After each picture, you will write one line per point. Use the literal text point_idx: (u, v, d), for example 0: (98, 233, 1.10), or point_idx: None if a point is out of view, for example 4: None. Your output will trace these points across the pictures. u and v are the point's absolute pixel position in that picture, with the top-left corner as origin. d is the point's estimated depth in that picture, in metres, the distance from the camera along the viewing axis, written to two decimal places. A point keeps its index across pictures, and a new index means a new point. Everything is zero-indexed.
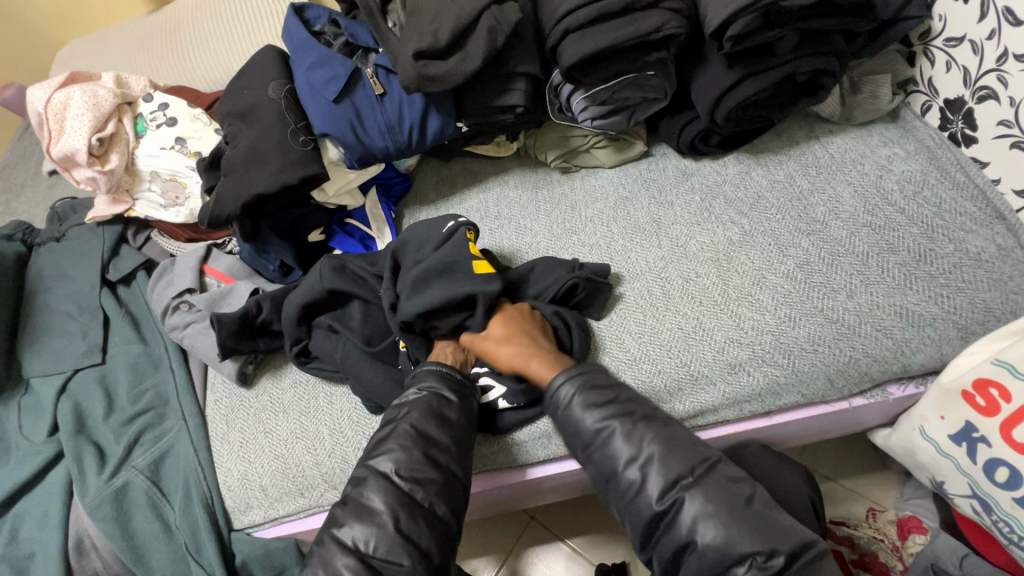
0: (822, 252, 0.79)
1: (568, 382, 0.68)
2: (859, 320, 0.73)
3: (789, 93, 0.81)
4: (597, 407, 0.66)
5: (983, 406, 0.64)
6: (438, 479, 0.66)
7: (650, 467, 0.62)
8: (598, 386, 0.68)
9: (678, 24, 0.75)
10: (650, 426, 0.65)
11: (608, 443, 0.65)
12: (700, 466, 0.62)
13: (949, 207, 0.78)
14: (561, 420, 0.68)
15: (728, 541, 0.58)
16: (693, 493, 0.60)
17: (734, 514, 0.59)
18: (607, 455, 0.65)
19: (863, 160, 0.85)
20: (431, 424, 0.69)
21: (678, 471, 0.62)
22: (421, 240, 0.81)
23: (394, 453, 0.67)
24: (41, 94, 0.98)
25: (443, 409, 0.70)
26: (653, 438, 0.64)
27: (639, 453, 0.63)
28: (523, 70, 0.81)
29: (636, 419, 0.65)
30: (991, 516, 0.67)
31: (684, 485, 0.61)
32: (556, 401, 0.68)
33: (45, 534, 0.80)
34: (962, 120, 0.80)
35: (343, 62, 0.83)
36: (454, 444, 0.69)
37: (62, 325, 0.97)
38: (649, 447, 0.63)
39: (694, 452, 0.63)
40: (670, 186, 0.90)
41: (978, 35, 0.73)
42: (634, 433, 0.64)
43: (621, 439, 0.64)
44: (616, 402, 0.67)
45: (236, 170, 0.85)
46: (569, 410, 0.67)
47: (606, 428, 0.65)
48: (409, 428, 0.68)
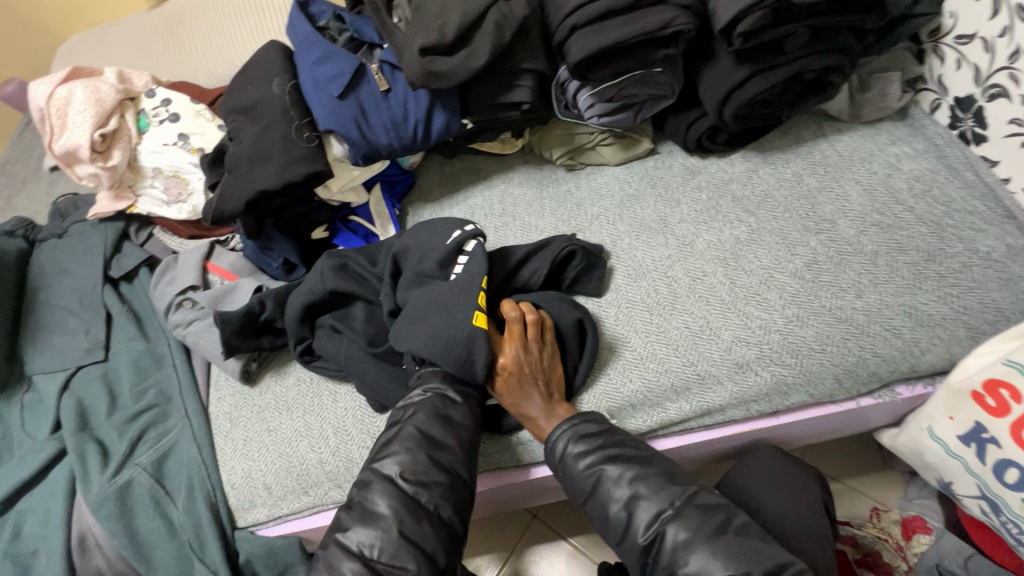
0: (830, 250, 0.78)
1: (564, 432, 0.68)
2: (868, 320, 0.72)
3: (798, 90, 0.81)
4: (584, 452, 0.67)
5: (993, 406, 0.64)
6: (444, 482, 0.66)
7: (636, 505, 0.63)
8: (588, 432, 0.68)
9: (687, 20, 0.74)
10: (634, 466, 0.65)
11: (596, 487, 0.65)
12: (677, 497, 0.62)
13: (959, 206, 0.78)
14: (558, 470, 0.69)
15: (703, 570, 0.57)
16: (672, 525, 0.61)
17: (709, 541, 0.59)
18: (599, 500, 0.65)
19: (871, 159, 0.85)
20: (436, 426, 0.68)
21: (660, 505, 0.62)
22: (424, 248, 0.79)
23: (399, 455, 0.67)
24: (43, 90, 0.98)
25: (448, 412, 0.70)
26: (636, 477, 0.64)
27: (625, 493, 0.64)
28: (529, 67, 0.80)
29: (620, 461, 0.66)
30: (1000, 517, 0.67)
31: (665, 518, 0.61)
32: (552, 450, 0.69)
33: (48, 530, 0.79)
34: (972, 118, 0.79)
35: (348, 58, 0.83)
36: (459, 447, 0.68)
37: (64, 322, 0.96)
38: (633, 486, 0.64)
39: (675, 484, 0.64)
40: (676, 184, 0.90)
41: (989, 33, 0.72)
42: (620, 476, 0.65)
43: (609, 484, 0.65)
44: (602, 446, 0.67)
45: (240, 167, 0.84)
46: (563, 460, 0.68)
47: (595, 474, 0.66)
48: (414, 431, 0.68)
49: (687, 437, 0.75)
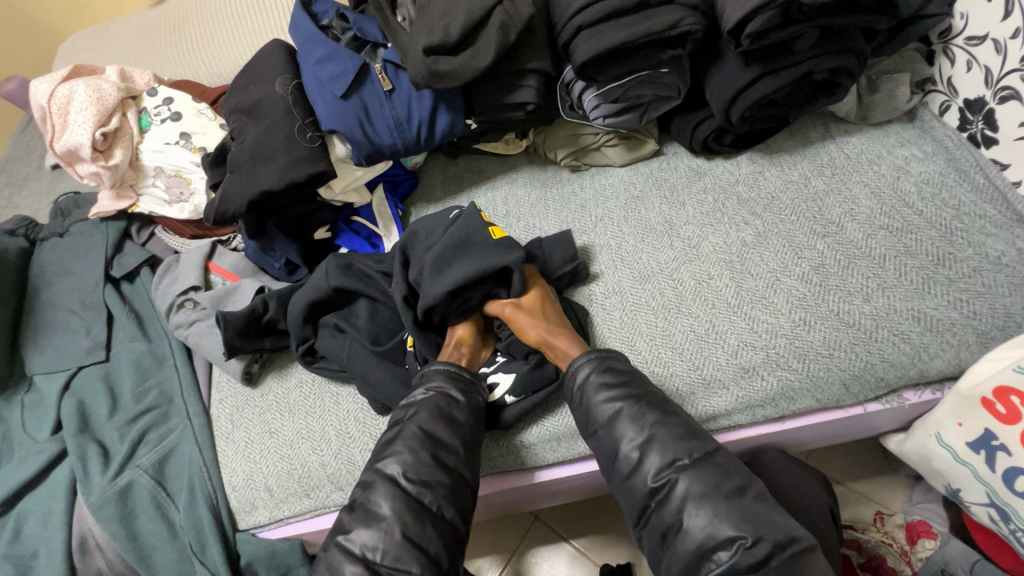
0: (838, 254, 0.77)
1: (590, 362, 0.70)
2: (876, 325, 0.72)
3: (806, 91, 0.80)
4: (608, 387, 0.67)
5: (1003, 413, 0.63)
6: (446, 483, 0.65)
7: (649, 447, 0.63)
8: (615, 368, 0.69)
9: (695, 21, 0.73)
10: (654, 410, 0.65)
11: (613, 422, 0.66)
12: (696, 451, 0.62)
13: (968, 210, 0.77)
14: (575, 401, 0.70)
15: (710, 527, 0.57)
16: (685, 476, 0.60)
17: (723, 499, 0.58)
18: (611, 436, 0.65)
19: (879, 162, 0.84)
20: (439, 425, 0.68)
21: (676, 453, 0.62)
22: (430, 230, 0.82)
23: (403, 455, 0.66)
24: (44, 88, 0.97)
25: (451, 411, 0.69)
26: (655, 421, 0.64)
27: (640, 435, 0.64)
28: (534, 66, 0.80)
29: (642, 403, 0.66)
30: (1009, 525, 0.66)
31: (679, 466, 0.61)
32: (573, 380, 0.70)
33: (49, 532, 0.79)
34: (982, 121, 0.78)
35: (351, 57, 0.82)
36: (463, 448, 0.68)
37: (65, 321, 0.96)
38: (651, 429, 0.64)
39: (696, 438, 0.63)
40: (681, 185, 0.89)
41: (1001, 34, 0.71)
42: (638, 415, 0.65)
43: (626, 420, 0.65)
44: (628, 385, 0.68)
45: (242, 167, 0.83)
46: (584, 390, 0.69)
47: (613, 409, 0.66)
48: (417, 431, 0.67)
49: None
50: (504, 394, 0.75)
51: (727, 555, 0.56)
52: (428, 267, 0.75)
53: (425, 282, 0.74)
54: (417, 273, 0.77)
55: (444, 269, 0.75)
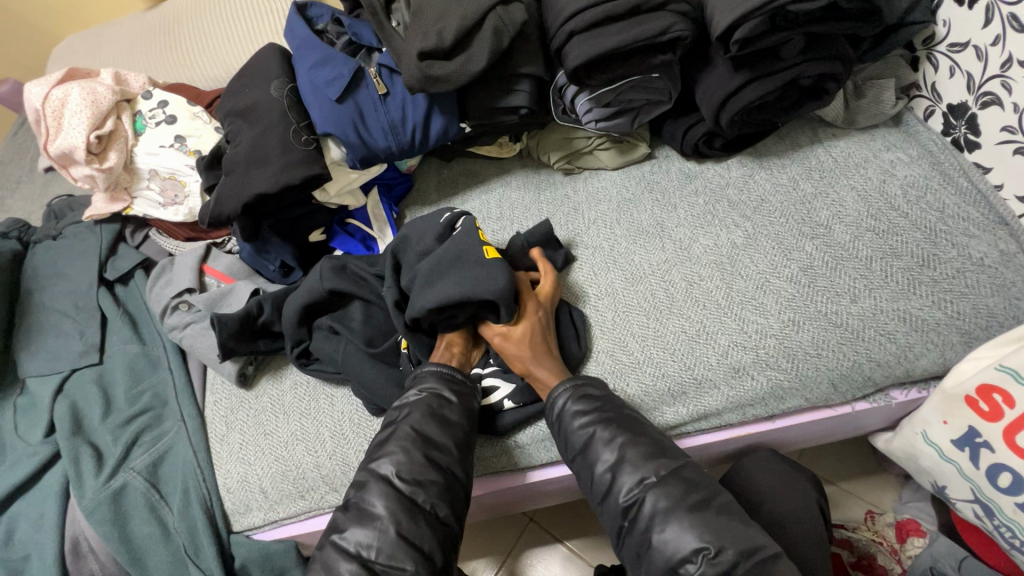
0: (826, 255, 0.79)
1: (566, 390, 0.70)
2: (863, 324, 0.73)
3: (794, 97, 0.81)
4: (583, 413, 0.68)
5: (986, 411, 0.64)
6: (439, 481, 0.66)
7: (621, 469, 0.64)
8: (590, 395, 0.70)
9: (684, 27, 0.74)
10: (626, 432, 0.66)
11: (587, 448, 0.67)
12: (664, 467, 0.63)
13: (952, 212, 0.78)
14: (554, 427, 0.71)
15: (676, 540, 0.58)
16: (653, 492, 0.61)
17: (688, 512, 0.59)
18: (587, 460, 0.67)
19: (866, 165, 0.85)
20: (432, 424, 0.68)
21: (644, 471, 0.63)
22: (422, 233, 0.82)
23: (395, 455, 0.66)
24: (39, 90, 0.97)
25: (443, 411, 0.70)
26: (626, 442, 0.65)
27: (612, 457, 0.65)
28: (527, 71, 0.81)
29: (614, 426, 0.67)
30: (993, 520, 0.68)
31: (647, 484, 0.62)
32: (552, 408, 0.71)
33: (41, 535, 0.79)
34: (965, 125, 0.80)
35: (346, 61, 0.83)
36: (457, 446, 0.69)
37: (59, 324, 0.96)
38: (622, 451, 0.65)
39: (663, 455, 0.64)
40: (673, 188, 0.90)
41: (982, 41, 0.73)
42: (611, 439, 0.66)
43: (599, 445, 0.66)
44: (601, 408, 0.68)
45: (237, 170, 0.84)
46: (561, 418, 0.70)
47: (587, 434, 0.67)
48: (410, 432, 0.68)
49: (685, 440, 0.76)
50: (501, 398, 0.76)
51: (695, 567, 0.57)
52: (419, 278, 0.75)
53: (421, 283, 0.75)
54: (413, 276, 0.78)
55: (435, 280, 0.74)
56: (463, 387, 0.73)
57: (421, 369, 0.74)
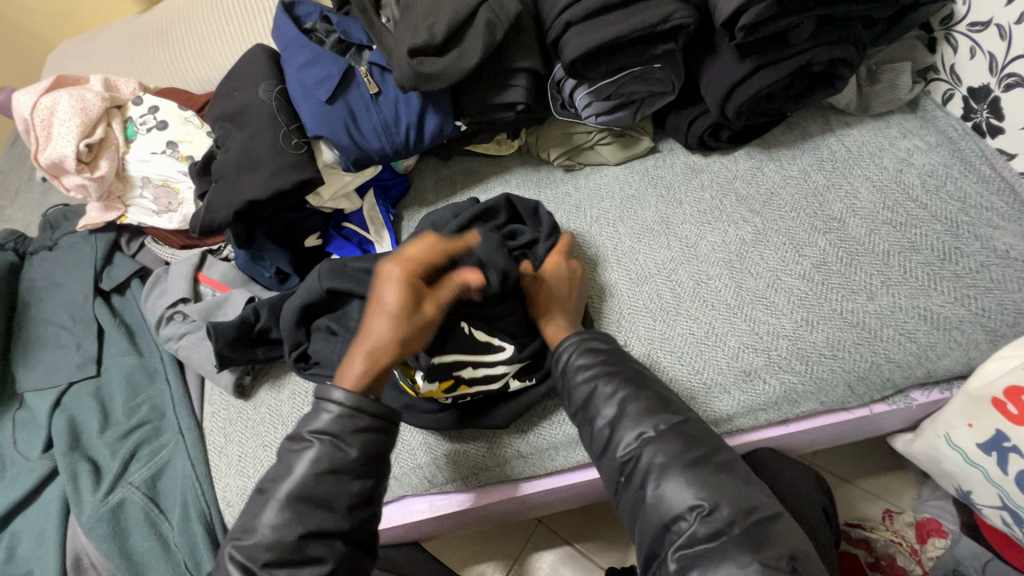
0: (840, 251, 0.75)
1: (572, 344, 0.67)
2: (881, 324, 0.70)
3: (803, 85, 0.78)
4: (586, 367, 0.65)
5: (1014, 414, 0.61)
6: (324, 560, 0.56)
7: (621, 423, 0.61)
8: (596, 348, 0.67)
9: (686, 14, 0.71)
10: (629, 385, 0.63)
11: (589, 403, 0.64)
12: (665, 423, 0.60)
13: (975, 202, 0.74)
14: (557, 382, 0.68)
15: (673, 498, 0.56)
16: (651, 448, 0.58)
17: (687, 468, 0.57)
18: (588, 415, 0.64)
19: (881, 154, 0.81)
20: (324, 484, 0.58)
21: (644, 426, 0.60)
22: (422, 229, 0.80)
23: (274, 521, 0.57)
24: (27, 99, 0.96)
25: (337, 468, 0.59)
26: (627, 396, 0.62)
27: (613, 412, 0.62)
28: (523, 65, 0.78)
29: (617, 382, 0.63)
30: (1022, 528, 0.64)
31: (645, 439, 0.59)
32: (555, 362, 0.68)
33: (42, 552, 0.78)
34: (987, 109, 0.76)
35: (335, 60, 0.80)
36: (361, 493, 0.59)
37: (56, 337, 0.94)
38: (623, 405, 0.62)
39: (666, 410, 0.61)
40: (678, 184, 0.87)
41: (1005, 20, 0.69)
42: (613, 393, 0.63)
43: (601, 399, 0.63)
44: (605, 361, 0.65)
45: (228, 176, 0.82)
46: (564, 372, 0.67)
47: (589, 388, 0.64)
48: (288, 501, 0.58)
49: None
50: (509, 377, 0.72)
51: (688, 524, 0.54)
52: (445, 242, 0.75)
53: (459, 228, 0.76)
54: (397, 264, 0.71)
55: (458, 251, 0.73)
56: (385, 424, 0.62)
57: (329, 384, 0.63)
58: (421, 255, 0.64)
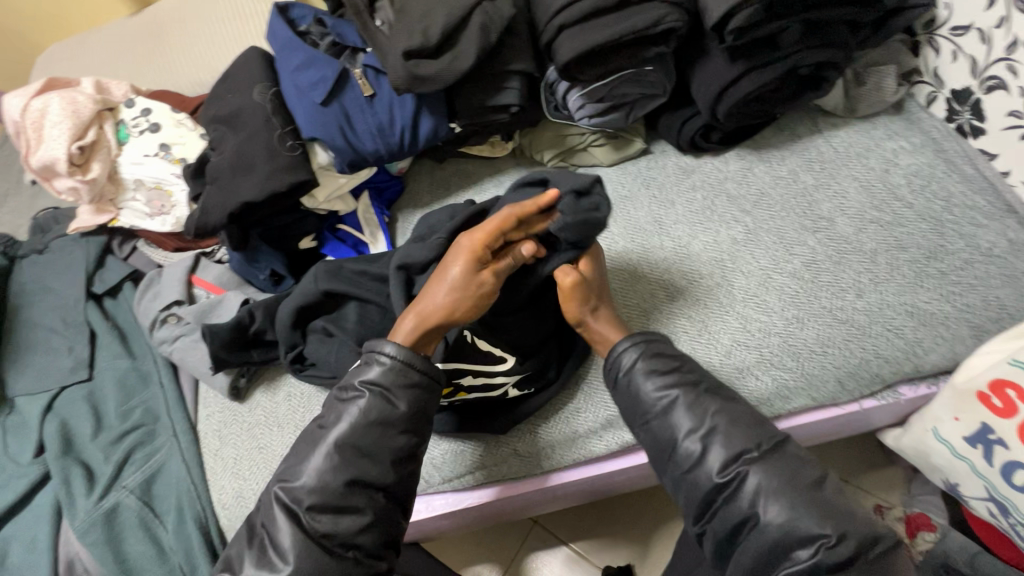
0: (829, 250, 0.76)
1: (633, 347, 0.65)
2: (869, 320, 0.71)
3: (792, 87, 0.79)
4: (659, 375, 0.63)
5: (999, 407, 0.62)
6: (364, 512, 0.58)
7: (712, 440, 0.59)
8: (662, 353, 0.65)
9: (678, 17, 0.72)
10: (715, 399, 0.61)
11: (670, 414, 0.61)
12: (765, 442, 0.58)
13: (959, 201, 0.76)
14: (619, 389, 0.65)
15: (790, 522, 0.53)
16: (755, 468, 0.56)
17: (798, 494, 0.55)
18: (666, 426, 0.61)
19: (868, 154, 0.83)
20: (370, 436, 0.59)
21: (742, 444, 0.58)
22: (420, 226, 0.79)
23: (321, 466, 0.58)
24: (18, 102, 0.95)
25: (385, 422, 0.59)
26: (717, 411, 0.60)
27: (700, 426, 0.59)
28: (517, 68, 0.79)
29: (703, 394, 0.61)
30: (1008, 519, 0.65)
31: (747, 459, 0.57)
32: (616, 366, 0.65)
33: (34, 558, 0.77)
34: (969, 111, 0.78)
35: (330, 62, 0.81)
36: (406, 448, 0.60)
37: (47, 341, 0.94)
38: (713, 421, 0.59)
39: (763, 429, 0.59)
40: (670, 184, 0.88)
41: (985, 24, 0.71)
42: (697, 405, 0.61)
43: (683, 411, 0.60)
44: (681, 371, 0.63)
45: (222, 178, 0.82)
46: (629, 379, 0.64)
47: (667, 399, 0.62)
48: (332, 452, 0.59)
49: None
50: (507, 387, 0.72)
51: (807, 552, 0.52)
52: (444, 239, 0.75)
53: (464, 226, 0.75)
54: (398, 265, 0.71)
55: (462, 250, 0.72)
56: (432, 382, 0.62)
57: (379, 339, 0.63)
58: (497, 226, 0.64)
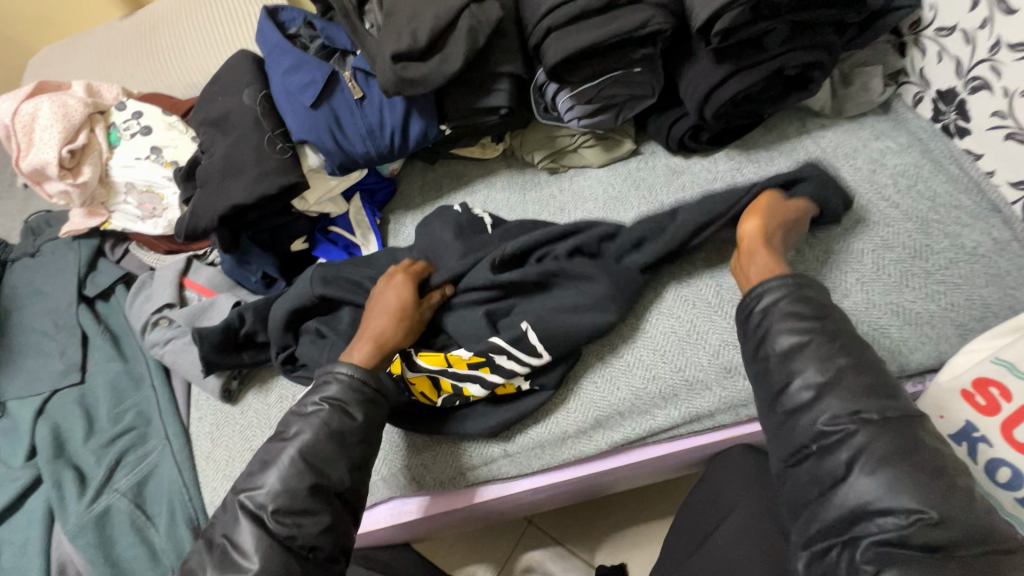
0: (816, 249, 0.77)
1: (778, 287, 0.63)
2: (855, 320, 0.72)
3: (779, 88, 0.79)
4: (794, 317, 0.61)
5: (983, 405, 0.62)
6: (322, 514, 0.60)
7: (827, 391, 0.57)
8: (809, 300, 0.62)
9: (663, 19, 0.72)
10: (846, 354, 0.59)
11: (789, 358, 0.60)
12: (891, 410, 0.55)
13: (944, 201, 0.77)
14: (747, 323, 0.65)
15: (882, 492, 0.52)
16: (867, 430, 0.54)
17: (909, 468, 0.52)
18: (787, 368, 0.60)
19: (855, 155, 0.83)
20: (330, 446, 0.62)
21: (861, 405, 0.56)
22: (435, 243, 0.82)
23: (283, 473, 0.61)
24: (8, 105, 0.95)
25: (343, 432, 0.63)
26: (846, 363, 0.58)
27: (820, 376, 0.58)
28: (505, 70, 0.79)
29: (832, 346, 0.59)
30: None
31: (861, 420, 0.55)
32: (751, 305, 0.65)
33: (25, 561, 0.77)
34: (955, 111, 0.78)
35: (319, 65, 0.81)
36: (360, 456, 0.64)
37: (38, 344, 0.94)
38: (839, 372, 0.57)
39: (886, 396, 0.56)
40: (660, 185, 0.88)
41: (969, 25, 0.72)
42: (827, 355, 0.59)
43: (807, 356, 0.59)
44: (822, 321, 0.61)
45: (212, 181, 0.82)
46: (764, 316, 0.63)
47: (795, 342, 0.60)
48: (296, 458, 0.62)
49: (674, 443, 0.75)
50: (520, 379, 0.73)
51: (895, 523, 0.51)
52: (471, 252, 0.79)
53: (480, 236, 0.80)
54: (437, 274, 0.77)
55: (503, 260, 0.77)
56: (380, 397, 0.67)
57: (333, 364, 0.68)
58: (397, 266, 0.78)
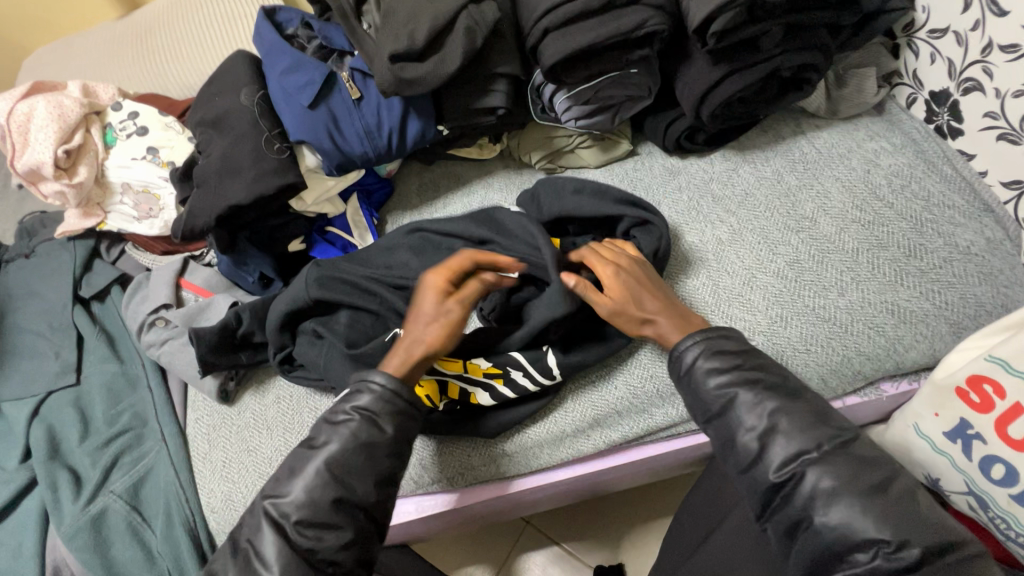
0: (812, 249, 0.77)
1: (696, 343, 0.62)
2: (851, 318, 0.72)
3: (775, 89, 0.80)
4: (720, 371, 0.60)
5: (977, 402, 0.63)
6: (346, 529, 0.58)
7: (773, 439, 0.56)
8: (725, 349, 0.62)
9: (660, 21, 0.73)
10: (776, 396, 0.58)
11: (728, 408, 0.59)
12: (828, 440, 0.55)
13: (938, 200, 0.78)
14: (681, 384, 0.63)
15: (846, 525, 0.51)
16: (814, 469, 0.54)
17: (860, 495, 0.52)
18: (728, 423, 0.59)
19: (851, 155, 0.84)
20: (361, 458, 0.60)
21: (803, 444, 0.55)
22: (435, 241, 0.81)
23: (312, 481, 0.59)
24: (3, 105, 0.95)
25: (373, 445, 0.60)
26: (777, 409, 0.57)
27: (762, 424, 0.57)
28: (503, 70, 0.79)
29: (762, 389, 0.59)
30: (987, 513, 0.63)
31: (809, 459, 0.54)
32: (679, 362, 0.63)
33: (19, 564, 0.76)
34: (948, 112, 0.79)
35: (317, 66, 0.81)
36: (387, 472, 0.61)
37: (34, 345, 0.93)
38: (775, 420, 0.57)
39: (827, 425, 0.56)
40: (657, 185, 0.88)
41: (962, 26, 0.73)
42: (758, 404, 0.58)
43: (744, 410, 0.58)
44: (742, 366, 0.60)
45: (209, 182, 0.82)
46: (690, 374, 0.62)
47: (727, 396, 0.59)
48: (324, 470, 0.59)
49: (671, 442, 0.76)
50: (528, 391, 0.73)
51: (867, 556, 0.51)
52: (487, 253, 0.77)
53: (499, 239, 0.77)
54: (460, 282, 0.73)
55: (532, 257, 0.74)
56: (413, 410, 0.64)
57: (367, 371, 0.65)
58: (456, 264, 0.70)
